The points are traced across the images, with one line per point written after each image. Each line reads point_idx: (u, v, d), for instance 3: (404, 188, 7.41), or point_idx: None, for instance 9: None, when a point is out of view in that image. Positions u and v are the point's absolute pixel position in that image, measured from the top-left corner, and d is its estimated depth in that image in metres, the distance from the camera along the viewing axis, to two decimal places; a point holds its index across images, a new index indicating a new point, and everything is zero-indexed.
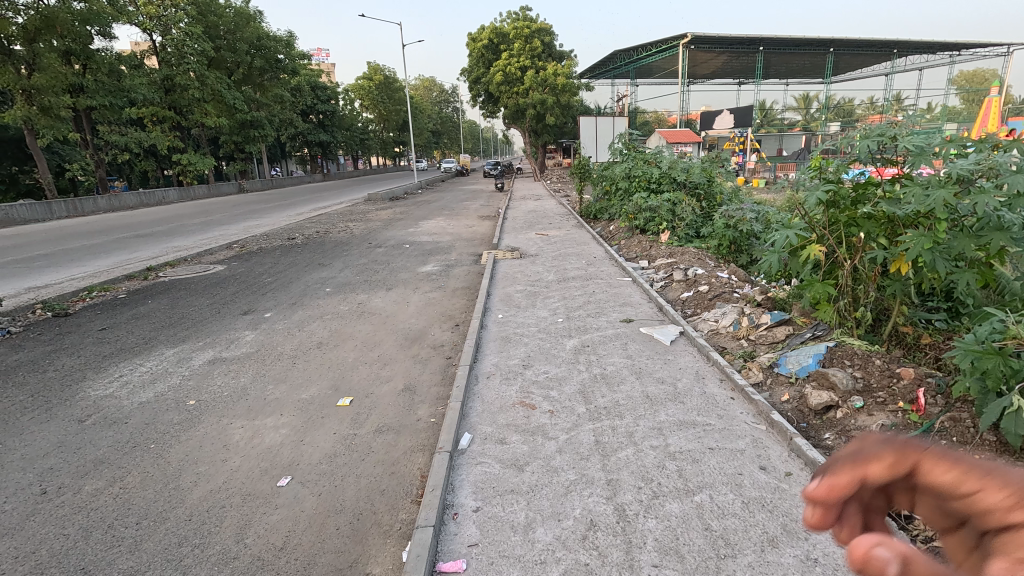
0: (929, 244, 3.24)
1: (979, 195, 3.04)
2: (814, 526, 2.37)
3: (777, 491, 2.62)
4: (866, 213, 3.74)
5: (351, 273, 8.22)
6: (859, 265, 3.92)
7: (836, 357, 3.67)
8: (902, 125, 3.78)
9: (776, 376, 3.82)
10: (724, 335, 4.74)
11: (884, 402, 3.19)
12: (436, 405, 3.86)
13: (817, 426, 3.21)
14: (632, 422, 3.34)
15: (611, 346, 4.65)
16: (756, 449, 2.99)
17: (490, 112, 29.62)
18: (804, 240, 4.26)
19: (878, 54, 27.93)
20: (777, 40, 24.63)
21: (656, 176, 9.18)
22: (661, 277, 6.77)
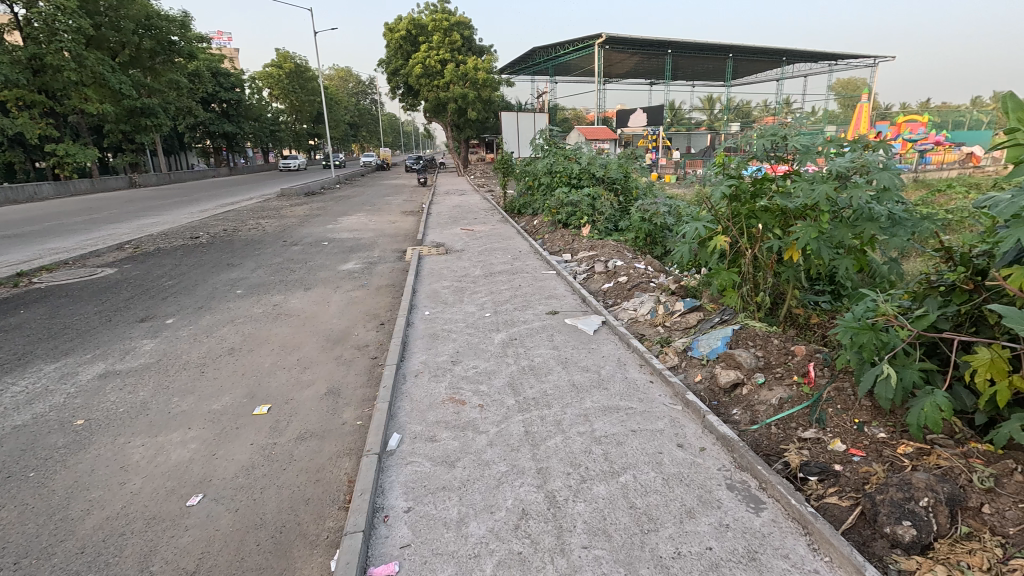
0: (815, 233, 3.63)
1: (855, 189, 3.44)
2: (725, 494, 2.58)
3: (693, 466, 2.81)
4: (763, 206, 4.10)
5: (265, 273, 7.72)
6: (758, 254, 4.29)
7: (741, 338, 4.00)
8: (791, 126, 4.14)
9: (689, 358, 4.10)
10: (642, 322, 5.00)
11: (781, 377, 3.51)
12: (362, 407, 3.74)
13: (726, 403, 3.48)
14: (559, 410, 3.44)
15: (538, 338, 4.75)
16: (673, 428, 3.19)
17: (410, 106, 28.97)
18: (711, 232, 4.59)
19: (771, 61, 30.47)
20: (684, 44, 26.15)
21: (576, 171, 9.43)
22: (583, 269, 7.00)
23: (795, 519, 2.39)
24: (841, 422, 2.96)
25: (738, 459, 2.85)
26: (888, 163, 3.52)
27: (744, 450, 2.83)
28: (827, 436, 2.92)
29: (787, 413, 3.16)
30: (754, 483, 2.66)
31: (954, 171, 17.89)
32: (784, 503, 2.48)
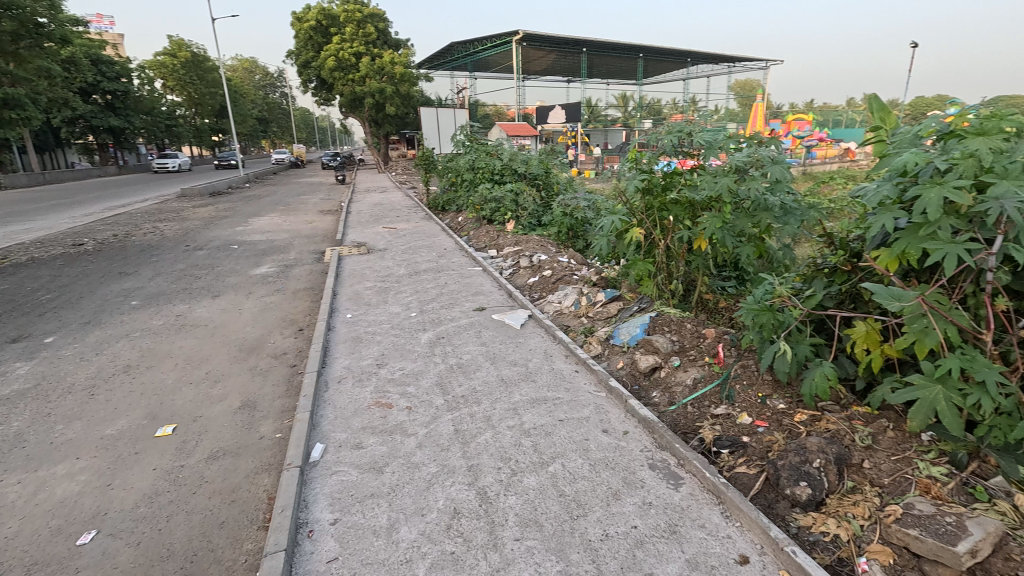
0: (720, 223, 3.94)
1: (752, 182, 3.75)
2: (648, 474, 2.72)
3: (618, 450, 2.93)
4: (673, 199, 4.36)
5: (165, 282, 7.07)
6: (671, 244, 4.54)
7: (657, 324, 4.22)
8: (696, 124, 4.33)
9: (612, 346, 4.27)
10: (567, 314, 5.13)
11: (694, 359, 3.75)
12: (281, 419, 3.53)
13: (647, 386, 3.68)
14: (488, 406, 3.45)
15: (465, 335, 4.73)
16: (599, 414, 3.31)
17: (324, 100, 27.68)
18: (627, 225, 4.81)
19: (677, 62, 32.33)
20: (597, 44, 27.07)
21: (498, 167, 9.48)
22: (509, 264, 7.06)
23: (710, 491, 2.57)
24: (747, 397, 3.21)
25: (658, 440, 3.00)
26: (779, 157, 3.84)
27: (663, 430, 2.99)
28: (736, 411, 3.16)
29: (700, 393, 3.39)
30: (673, 460, 2.82)
31: (834, 164, 20.03)
32: (699, 477, 2.66)
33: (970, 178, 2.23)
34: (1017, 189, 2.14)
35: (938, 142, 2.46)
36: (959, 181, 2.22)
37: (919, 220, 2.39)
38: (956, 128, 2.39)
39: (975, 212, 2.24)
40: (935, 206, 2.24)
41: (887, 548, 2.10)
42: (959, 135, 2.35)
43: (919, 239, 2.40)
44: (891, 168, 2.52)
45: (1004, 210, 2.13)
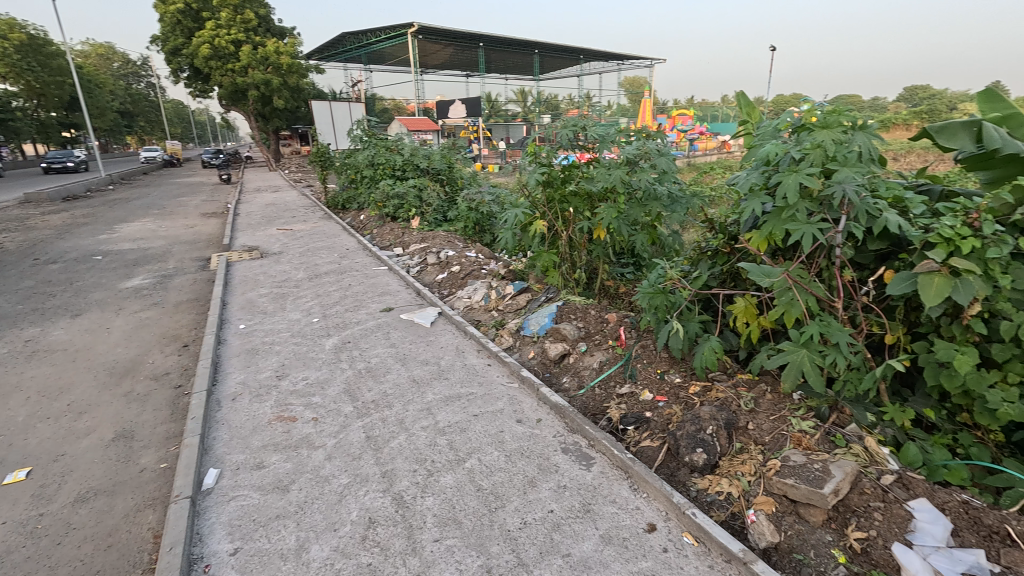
0: (615, 213, 4.17)
1: (642, 173, 4.00)
2: (561, 458, 2.81)
3: (532, 438, 2.99)
4: (572, 191, 4.52)
5: (8, 302, 6.04)
6: (572, 234, 4.71)
7: (564, 313, 4.36)
8: (589, 119, 4.50)
9: (522, 338, 4.35)
10: (477, 309, 5.14)
11: (599, 343, 3.93)
12: (166, 447, 3.17)
13: (557, 373, 3.80)
14: (401, 408, 3.36)
15: (373, 337, 4.56)
16: (512, 405, 3.36)
17: (201, 92, 25.18)
18: (530, 217, 4.90)
19: (571, 59, 33.51)
20: (494, 39, 27.24)
21: (399, 163, 9.22)
22: (416, 262, 6.91)
23: (619, 467, 2.71)
24: (648, 374, 3.43)
25: (569, 424, 3.11)
26: (665, 149, 4.12)
27: (573, 414, 3.11)
28: (638, 388, 3.35)
29: (606, 374, 3.56)
30: (584, 442, 2.94)
31: (713, 157, 21.99)
32: (609, 455, 2.79)
33: (819, 166, 2.53)
34: (855, 174, 2.47)
35: (793, 134, 2.77)
36: (810, 168, 2.52)
37: (781, 204, 2.68)
38: (806, 122, 2.70)
39: (824, 195, 2.56)
40: (793, 191, 2.52)
41: (770, 498, 2.35)
42: (809, 128, 2.66)
43: (782, 222, 2.69)
44: (756, 158, 2.80)
45: (846, 192, 2.45)
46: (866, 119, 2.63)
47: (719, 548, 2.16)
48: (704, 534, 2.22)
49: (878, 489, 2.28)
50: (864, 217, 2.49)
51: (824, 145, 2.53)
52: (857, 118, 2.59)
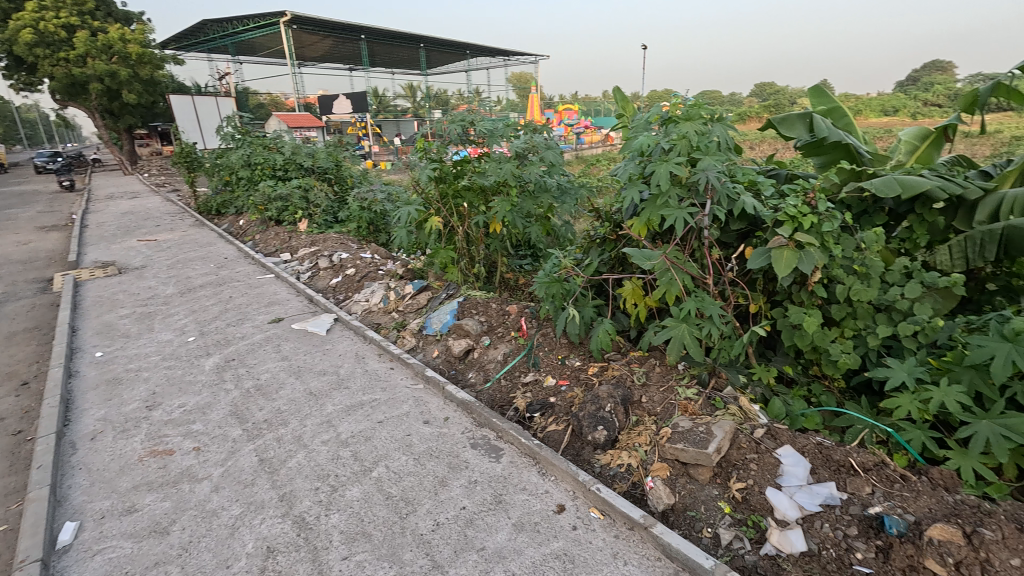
0: (509, 206, 4.22)
1: (531, 166, 4.09)
2: (471, 453, 2.80)
3: (440, 437, 2.96)
4: (465, 186, 4.51)
5: None
6: (469, 229, 4.70)
7: (466, 308, 4.35)
8: (477, 113, 4.49)
9: (425, 337, 4.27)
10: (376, 311, 4.95)
11: (502, 335, 3.97)
12: (5, 506, 2.68)
13: (463, 369, 3.79)
14: (297, 425, 3.14)
15: (262, 352, 4.21)
16: (418, 407, 3.28)
17: (25, 84, 21.41)
18: (424, 214, 4.79)
19: (457, 54, 33.35)
20: (376, 32, 26.28)
21: (280, 162, 8.57)
22: (306, 267, 6.48)
23: (527, 454, 2.77)
24: (550, 361, 3.53)
25: (477, 419, 3.12)
26: (552, 143, 4.25)
27: (480, 409, 3.12)
28: (542, 375, 3.45)
29: (510, 365, 3.61)
30: (492, 435, 2.97)
31: (599, 149, 23.22)
32: (517, 444, 2.85)
33: (685, 155, 2.76)
34: (715, 161, 2.73)
35: (662, 126, 2.99)
36: (678, 158, 2.74)
37: (656, 192, 2.89)
38: (672, 115, 2.93)
39: (691, 182, 2.80)
40: (665, 179, 2.72)
41: (665, 464, 2.54)
42: (675, 120, 2.88)
43: (658, 208, 2.90)
44: (632, 149, 2.98)
45: (708, 178, 2.70)
46: (721, 112, 2.92)
47: (623, 518, 2.30)
48: (609, 506, 2.35)
49: (752, 442, 2.54)
50: (725, 200, 2.76)
51: (688, 136, 2.76)
52: (714, 111, 2.86)
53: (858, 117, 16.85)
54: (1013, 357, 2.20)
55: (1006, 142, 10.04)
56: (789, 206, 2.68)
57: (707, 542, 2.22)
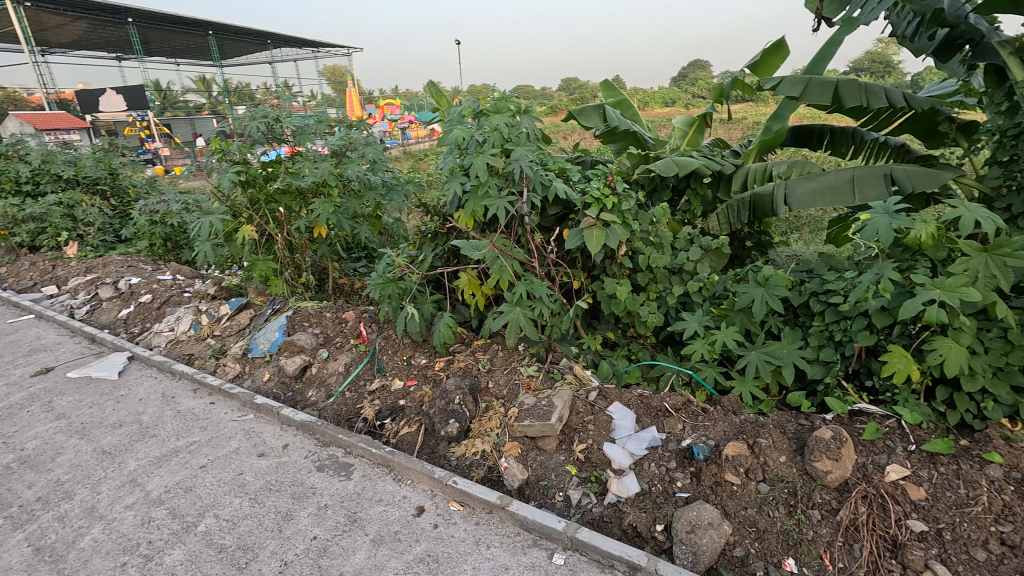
0: (332, 208, 3.95)
1: (351, 164, 3.87)
2: (318, 477, 2.60)
3: (279, 468, 2.68)
4: (278, 189, 4.09)
5: None
6: (289, 236, 4.30)
7: (296, 322, 3.98)
8: (282, 108, 4.08)
9: (252, 361, 3.81)
10: (186, 341, 4.26)
11: (341, 345, 3.73)
12: None
13: (301, 388, 3.48)
14: (89, 493, 2.57)
15: (26, 413, 3.34)
16: (249, 440, 2.93)
17: None
18: (232, 224, 4.23)
19: (257, 43, 30.10)
20: (149, 15, 22.37)
21: (26, 174, 6.82)
22: (82, 300, 5.29)
23: (380, 464, 2.66)
24: (395, 363, 3.41)
25: (321, 438, 2.90)
26: (370, 139, 4.07)
27: (323, 428, 2.90)
28: (389, 380, 3.32)
29: (354, 375, 3.41)
30: (340, 452, 2.79)
31: (426, 143, 23.14)
32: (368, 455, 2.72)
33: (499, 147, 2.87)
34: (527, 151, 2.89)
35: (475, 119, 3.05)
36: (492, 149, 2.83)
37: (477, 183, 2.96)
38: (483, 108, 3.01)
39: (507, 171, 2.93)
40: (483, 170, 2.80)
41: (515, 442, 2.66)
42: (486, 113, 2.97)
43: (481, 198, 2.98)
44: (449, 143, 3.00)
45: (522, 168, 2.85)
46: (527, 104, 3.09)
47: (481, 504, 2.35)
48: (467, 496, 2.38)
49: (588, 405, 2.79)
50: (539, 187, 2.94)
51: (499, 129, 2.87)
52: (520, 104, 3.02)
53: (646, 108, 19.45)
54: (765, 298, 2.76)
55: (751, 126, 12.46)
56: (594, 189, 2.96)
57: (560, 506, 2.39)
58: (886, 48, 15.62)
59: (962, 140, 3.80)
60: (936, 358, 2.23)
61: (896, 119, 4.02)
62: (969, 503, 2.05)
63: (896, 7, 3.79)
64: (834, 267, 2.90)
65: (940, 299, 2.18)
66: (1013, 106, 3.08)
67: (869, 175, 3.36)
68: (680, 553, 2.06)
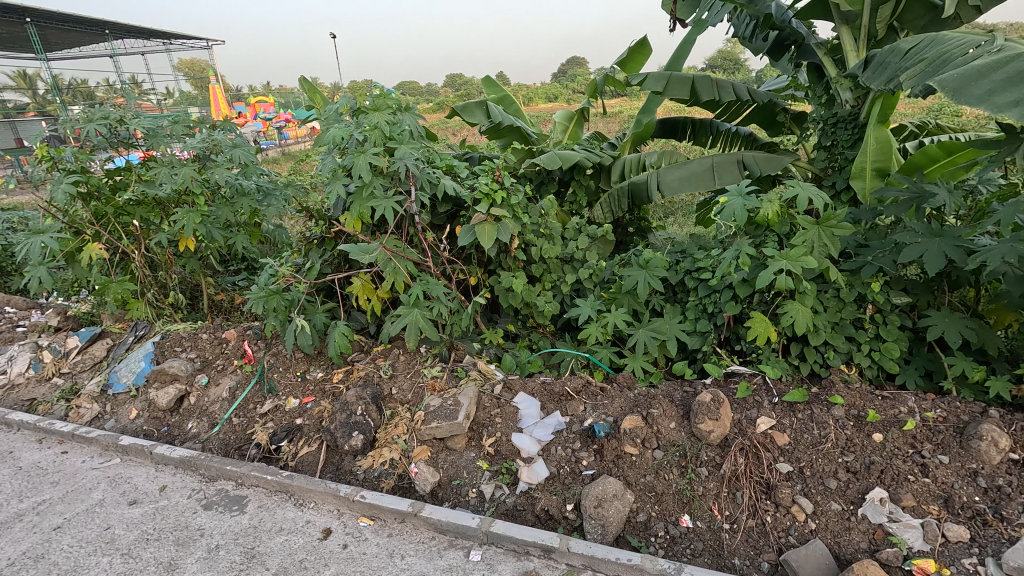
0: (199, 218, 3.53)
1: (216, 168, 3.50)
2: (206, 517, 2.35)
3: (156, 514, 2.38)
4: (130, 200, 3.59)
5: None
6: (149, 252, 3.80)
7: (166, 348, 3.54)
8: (126, 107, 3.57)
9: (114, 398, 3.34)
10: (24, 384, 3.61)
11: (223, 367, 3.39)
12: None
13: (179, 421, 3.12)
14: None
15: None
16: (116, 488, 2.56)
17: None
18: (73, 242, 3.63)
19: None
20: None
21: None
22: None
23: (278, 491, 2.47)
24: (288, 380, 3.17)
25: (206, 473, 2.62)
26: (238, 140, 3.71)
27: (207, 461, 2.62)
28: (282, 400, 3.08)
29: (241, 399, 3.12)
30: (230, 485, 2.54)
31: (307, 143, 21.73)
32: (263, 483, 2.51)
33: (380, 145, 2.76)
34: (410, 149, 2.82)
35: (353, 117, 2.91)
36: (374, 148, 2.73)
37: (360, 183, 2.83)
38: (361, 105, 2.88)
39: (392, 171, 2.83)
40: (366, 171, 2.68)
41: (424, 446, 2.61)
42: (364, 111, 2.84)
43: (367, 200, 2.86)
44: (327, 142, 2.83)
45: (408, 167, 2.78)
46: (407, 101, 3.00)
47: (392, 514, 2.27)
48: (376, 509, 2.29)
49: (494, 399, 2.82)
50: (427, 186, 2.90)
51: (380, 127, 2.77)
52: (400, 101, 2.93)
53: (531, 103, 20.02)
54: (647, 279, 2.96)
55: (627, 119, 13.34)
56: (482, 185, 2.96)
57: (474, 502, 2.40)
58: (733, 47, 17.58)
59: (796, 128, 4.39)
60: (788, 320, 2.55)
61: (743, 111, 4.52)
62: (823, 441, 2.38)
63: (736, 11, 4.25)
64: (703, 246, 3.20)
65: (787, 268, 2.49)
66: (830, 98, 3.60)
67: (726, 162, 3.75)
68: (590, 528, 2.17)
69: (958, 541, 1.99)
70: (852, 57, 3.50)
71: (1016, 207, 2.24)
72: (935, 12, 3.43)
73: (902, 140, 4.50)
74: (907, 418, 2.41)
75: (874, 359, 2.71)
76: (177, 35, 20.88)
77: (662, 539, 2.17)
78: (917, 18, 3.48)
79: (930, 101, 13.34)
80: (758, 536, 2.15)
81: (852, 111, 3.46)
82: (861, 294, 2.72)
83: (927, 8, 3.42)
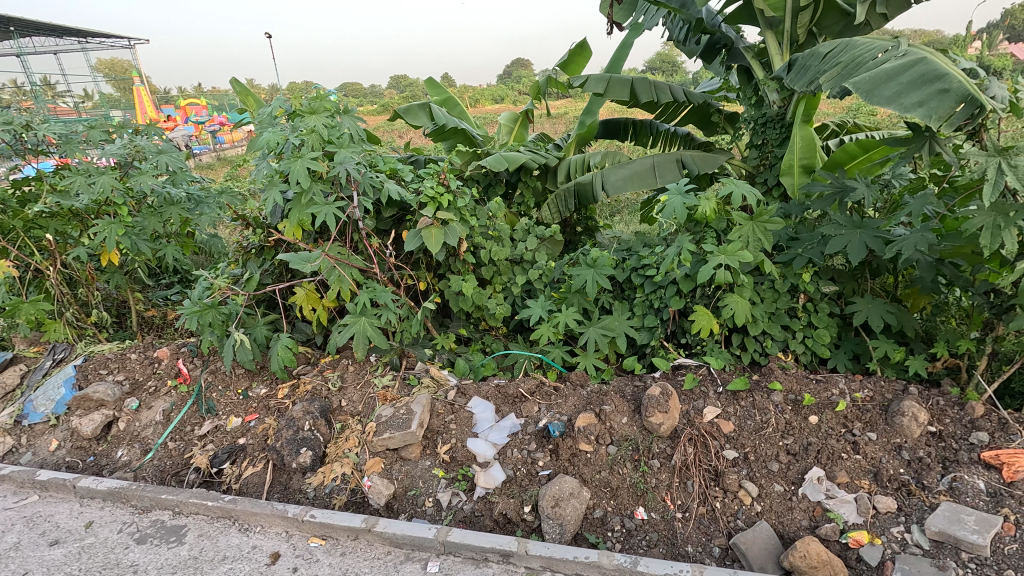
0: (123, 230, 3.26)
1: (139, 175, 3.25)
2: (140, 552, 2.19)
3: (82, 554, 2.19)
4: (41, 211, 3.28)
5: None
6: (67, 268, 3.50)
7: (89, 372, 3.27)
8: (34, 112, 3.29)
9: (31, 430, 3.05)
10: None
11: (155, 389, 3.15)
12: None
13: (107, 450, 2.89)
14: None
15: None
16: (35, 529, 2.34)
17: None
18: None
19: None
20: None
21: None
22: None
23: (220, 517, 2.33)
24: (228, 399, 2.99)
25: (139, 504, 2.44)
26: (164, 145, 3.48)
27: (140, 492, 2.44)
28: (222, 420, 2.91)
29: (177, 422, 2.92)
30: (167, 514, 2.38)
31: (243, 148, 20.73)
32: (203, 510, 2.36)
33: (318, 149, 2.66)
34: (351, 153, 2.74)
35: (288, 120, 2.80)
36: (312, 153, 2.62)
37: (299, 190, 2.72)
38: (296, 108, 2.77)
39: (332, 175, 2.74)
40: (304, 176, 2.58)
41: (377, 458, 2.53)
42: (299, 113, 2.73)
43: (305, 207, 2.75)
44: (261, 147, 2.70)
45: (348, 170, 2.70)
46: (347, 103, 2.92)
47: (344, 532, 2.19)
48: (328, 528, 2.20)
49: (448, 404, 2.78)
50: (369, 190, 2.82)
51: (317, 130, 2.67)
52: (338, 103, 2.84)
53: (476, 105, 19.99)
54: (595, 277, 2.99)
55: (571, 121, 13.58)
56: (427, 188, 2.92)
57: (431, 511, 2.37)
58: (669, 51, 18.24)
59: (729, 128, 4.60)
60: (729, 312, 2.66)
61: (680, 112, 4.69)
62: (764, 426, 2.49)
63: (669, 15, 4.40)
64: (647, 243, 3.28)
65: (725, 262, 2.59)
66: (759, 99, 3.78)
67: (666, 161, 3.86)
68: (549, 528, 2.18)
69: (887, 512, 2.14)
70: (777, 61, 3.69)
71: (925, 199, 2.43)
72: (848, 19, 3.65)
73: (825, 138, 4.79)
74: (839, 400, 2.55)
75: (808, 345, 2.87)
76: (93, 35, 19.41)
77: (619, 534, 2.21)
78: (833, 24, 3.70)
79: (845, 102, 14.32)
80: (709, 522, 2.23)
81: (779, 111, 3.65)
82: (794, 284, 2.87)
83: (841, 15, 3.64)
